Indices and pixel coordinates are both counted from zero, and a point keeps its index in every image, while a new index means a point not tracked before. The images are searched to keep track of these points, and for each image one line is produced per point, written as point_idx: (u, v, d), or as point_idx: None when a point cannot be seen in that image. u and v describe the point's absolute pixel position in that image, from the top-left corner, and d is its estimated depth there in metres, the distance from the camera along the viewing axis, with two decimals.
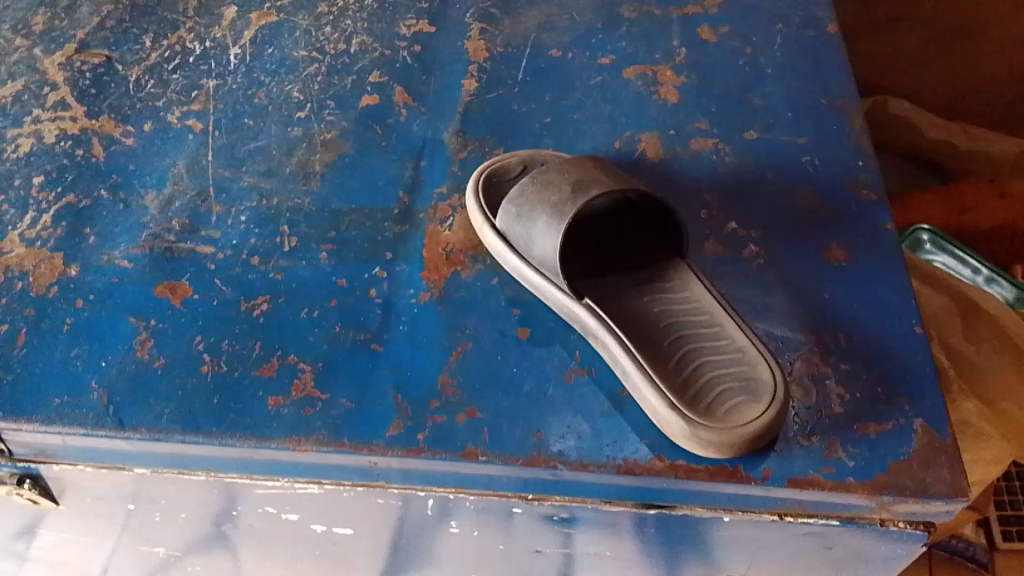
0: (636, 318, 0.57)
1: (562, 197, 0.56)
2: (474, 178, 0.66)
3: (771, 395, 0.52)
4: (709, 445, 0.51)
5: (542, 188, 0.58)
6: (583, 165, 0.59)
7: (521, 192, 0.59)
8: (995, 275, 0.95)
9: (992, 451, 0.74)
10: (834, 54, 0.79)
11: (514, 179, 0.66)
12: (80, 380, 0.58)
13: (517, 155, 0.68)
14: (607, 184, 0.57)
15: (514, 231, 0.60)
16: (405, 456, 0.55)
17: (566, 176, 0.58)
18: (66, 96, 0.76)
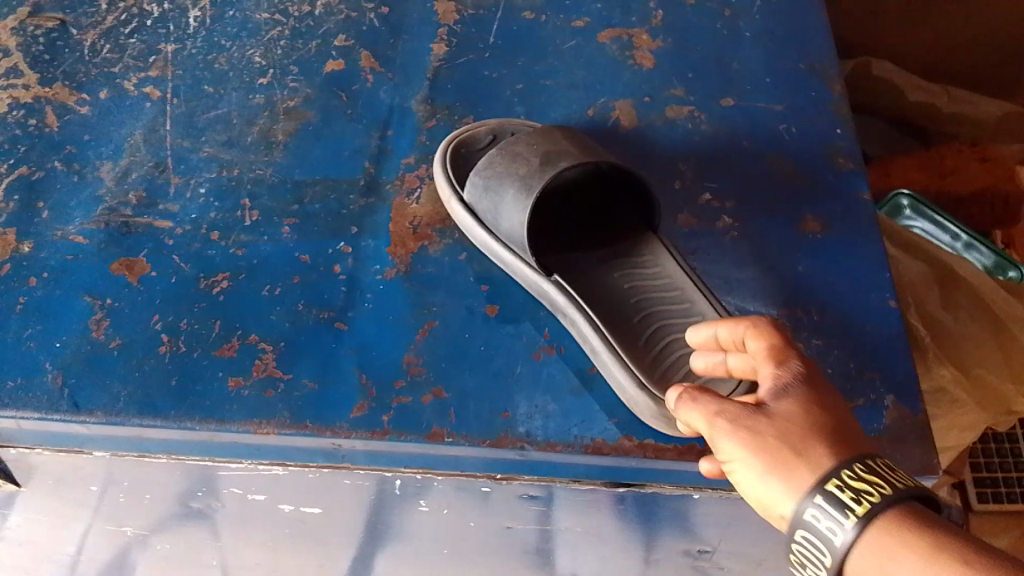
0: (606, 297, 0.55)
1: (531, 172, 0.55)
2: (442, 149, 0.64)
3: None
4: (677, 424, 0.50)
5: (511, 161, 0.57)
6: (552, 137, 0.58)
7: (489, 166, 0.58)
8: (973, 241, 0.93)
9: (967, 417, 0.74)
10: (816, 16, 0.77)
11: (483, 150, 0.64)
12: (33, 362, 0.56)
13: (487, 125, 0.66)
14: (577, 157, 0.55)
15: (481, 205, 0.58)
16: (369, 438, 0.53)
17: (535, 149, 0.57)
18: (18, 63, 0.72)
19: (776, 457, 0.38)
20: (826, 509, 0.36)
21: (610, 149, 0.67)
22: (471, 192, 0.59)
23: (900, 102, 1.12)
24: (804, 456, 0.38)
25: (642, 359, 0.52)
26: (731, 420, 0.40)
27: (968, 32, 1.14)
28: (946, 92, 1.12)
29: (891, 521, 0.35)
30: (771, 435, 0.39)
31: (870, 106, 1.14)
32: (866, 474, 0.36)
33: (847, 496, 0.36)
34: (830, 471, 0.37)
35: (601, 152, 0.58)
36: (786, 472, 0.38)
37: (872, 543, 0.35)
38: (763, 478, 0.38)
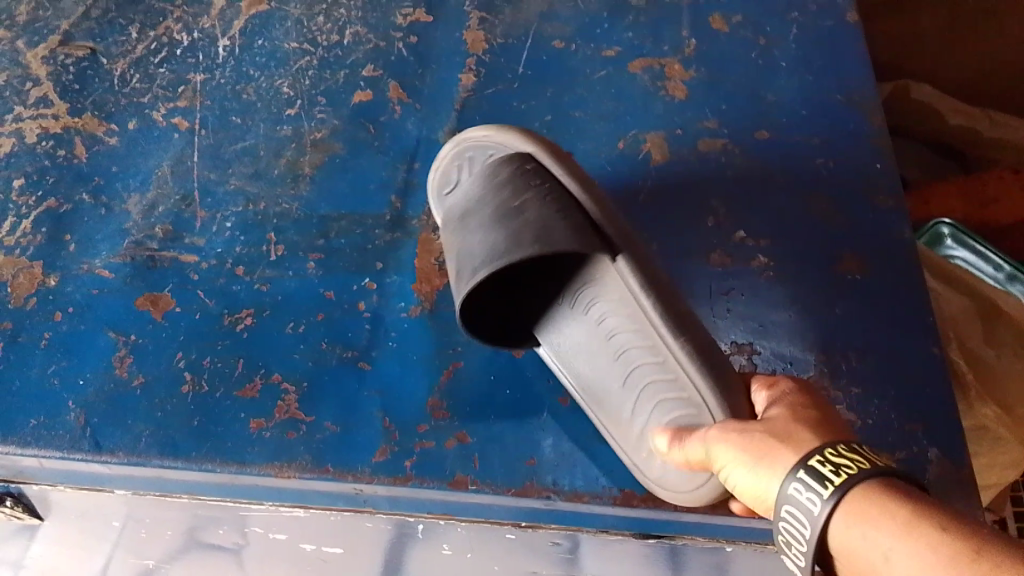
0: (589, 361, 0.52)
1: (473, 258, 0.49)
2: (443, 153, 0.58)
3: None
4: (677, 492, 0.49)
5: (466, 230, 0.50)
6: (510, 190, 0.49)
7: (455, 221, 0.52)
8: (1016, 273, 0.89)
9: (1008, 454, 0.72)
10: (854, 46, 0.75)
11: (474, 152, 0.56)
12: (56, 399, 0.56)
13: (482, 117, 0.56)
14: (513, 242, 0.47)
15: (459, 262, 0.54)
16: (391, 484, 0.52)
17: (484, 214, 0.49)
18: (48, 92, 0.73)
19: (744, 464, 0.41)
20: (806, 484, 0.39)
21: (641, 185, 0.66)
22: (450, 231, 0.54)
23: (939, 126, 1.09)
24: (765, 465, 0.40)
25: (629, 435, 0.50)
26: (708, 439, 0.43)
27: (1007, 59, 1.11)
28: (987, 116, 1.08)
29: (852, 507, 0.37)
30: (736, 444, 0.41)
31: (905, 128, 1.11)
32: (819, 466, 0.39)
33: (807, 494, 0.38)
34: (787, 473, 0.39)
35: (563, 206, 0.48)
36: (756, 473, 0.41)
37: (842, 529, 0.38)
38: (742, 484, 0.42)
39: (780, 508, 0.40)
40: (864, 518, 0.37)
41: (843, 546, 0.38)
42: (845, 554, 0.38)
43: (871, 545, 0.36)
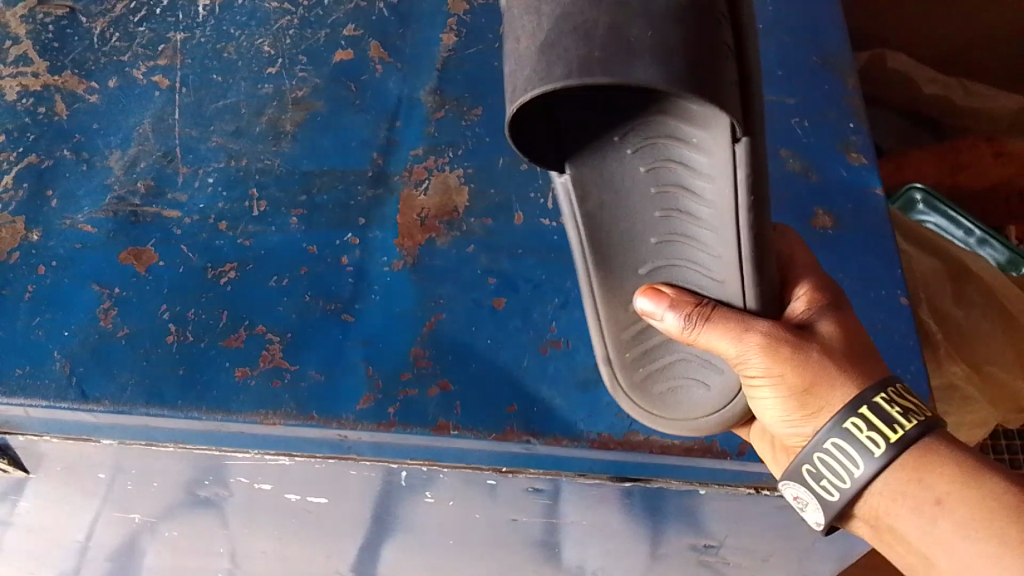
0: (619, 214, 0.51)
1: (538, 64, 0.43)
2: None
3: (724, 402, 0.52)
4: (649, 395, 0.53)
5: (531, 32, 0.44)
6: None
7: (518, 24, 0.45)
8: (987, 236, 0.91)
9: (980, 414, 0.75)
10: (832, 9, 0.76)
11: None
12: (42, 350, 0.57)
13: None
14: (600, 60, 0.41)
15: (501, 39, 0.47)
16: (375, 430, 0.54)
17: (547, 25, 0.43)
18: (27, 50, 0.72)
19: (791, 392, 0.46)
20: (852, 445, 0.44)
21: None
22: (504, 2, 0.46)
23: (914, 96, 1.10)
24: (815, 399, 0.46)
25: (619, 332, 0.53)
26: (744, 347, 0.46)
27: (983, 25, 1.12)
28: (960, 85, 1.10)
29: (917, 450, 0.43)
30: (782, 369, 0.46)
31: (883, 98, 1.12)
32: (885, 405, 0.44)
33: (865, 434, 0.44)
34: (840, 412, 0.45)
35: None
36: (795, 405, 0.47)
37: (898, 471, 0.43)
38: (779, 408, 0.47)
39: (829, 441, 0.45)
40: (928, 463, 0.43)
41: (892, 488, 0.43)
42: (889, 496, 0.44)
43: (919, 502, 0.42)
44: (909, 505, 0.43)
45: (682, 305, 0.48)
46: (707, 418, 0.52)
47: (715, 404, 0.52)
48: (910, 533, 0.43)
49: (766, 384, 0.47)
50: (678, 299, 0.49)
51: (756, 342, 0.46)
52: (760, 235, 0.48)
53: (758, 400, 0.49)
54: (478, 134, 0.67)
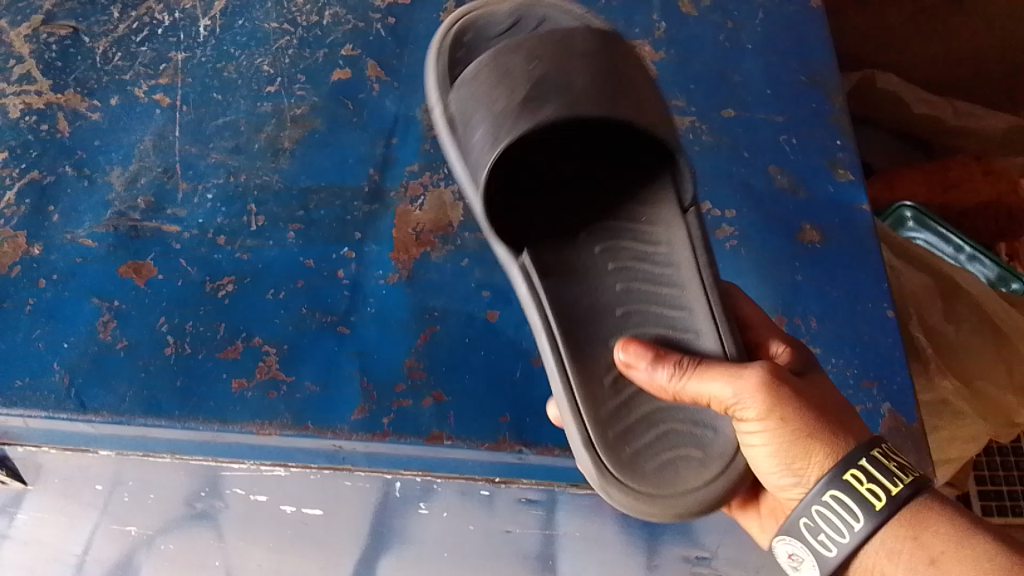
0: (580, 293, 0.52)
1: (510, 115, 0.48)
2: (438, 55, 0.61)
3: (721, 466, 0.46)
4: (640, 477, 0.45)
5: (506, 99, 0.48)
6: (548, 56, 0.49)
7: (479, 99, 0.50)
8: (976, 253, 0.91)
9: (970, 428, 0.73)
10: (820, 30, 0.77)
11: (493, 38, 0.62)
12: (42, 362, 0.58)
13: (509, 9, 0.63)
14: (566, 105, 0.47)
15: (461, 132, 0.52)
16: (370, 440, 0.54)
17: (522, 86, 0.48)
18: (32, 69, 0.74)
19: (791, 439, 0.43)
20: (849, 503, 0.42)
21: None
22: (456, 105, 0.53)
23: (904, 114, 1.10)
24: (813, 445, 0.43)
25: (598, 409, 0.47)
26: (742, 387, 0.43)
27: (972, 47, 1.13)
28: (950, 105, 1.11)
29: (912, 507, 0.42)
30: (779, 412, 0.43)
31: (875, 117, 1.13)
32: (883, 459, 0.42)
33: (866, 487, 0.42)
34: (839, 464, 0.43)
35: (621, 53, 0.51)
36: (793, 456, 0.44)
37: (894, 529, 0.42)
38: (772, 459, 0.44)
39: (828, 495, 0.43)
40: (922, 521, 0.42)
41: (888, 547, 0.42)
42: (885, 555, 0.42)
43: (914, 566, 0.41)
44: (904, 567, 0.41)
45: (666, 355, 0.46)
46: (708, 484, 0.45)
47: (713, 469, 0.45)
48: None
49: (760, 435, 0.44)
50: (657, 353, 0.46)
51: (755, 379, 0.43)
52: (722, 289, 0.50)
53: (751, 455, 0.46)
54: None
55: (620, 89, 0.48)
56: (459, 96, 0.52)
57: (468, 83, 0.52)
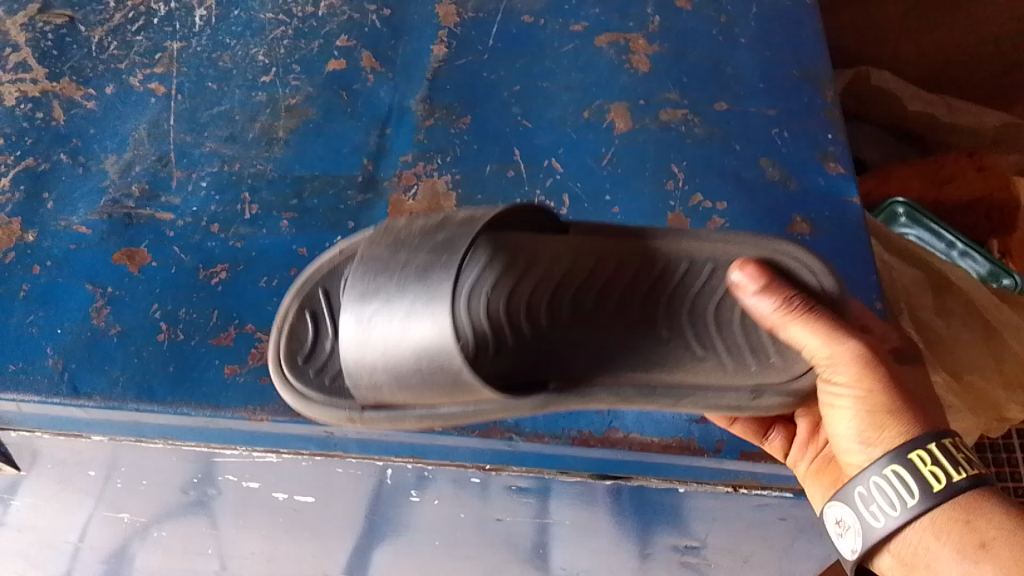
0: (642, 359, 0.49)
1: (413, 319, 0.45)
2: (285, 391, 0.51)
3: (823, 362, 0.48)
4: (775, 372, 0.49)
5: (393, 312, 0.46)
6: (369, 267, 0.47)
7: (381, 350, 0.46)
8: (969, 249, 0.91)
9: (964, 423, 0.73)
10: (813, 25, 0.78)
11: (316, 340, 0.52)
12: (35, 347, 0.59)
13: (293, 307, 0.53)
14: (424, 264, 0.46)
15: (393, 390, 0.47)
16: (360, 426, 0.54)
17: (384, 291, 0.46)
18: (27, 58, 0.74)
19: (870, 409, 0.44)
20: (903, 478, 0.43)
21: (604, 151, 0.68)
22: (367, 377, 0.47)
23: (898, 111, 1.11)
24: (890, 420, 0.44)
25: (738, 377, 0.49)
26: (837, 349, 0.44)
27: (966, 45, 1.13)
28: (944, 103, 1.11)
29: (968, 500, 0.42)
30: (867, 384, 0.44)
31: (867, 114, 1.13)
32: (952, 449, 0.43)
33: (928, 468, 0.42)
34: (908, 443, 0.43)
35: (403, 224, 0.49)
36: (869, 420, 0.44)
37: (947, 513, 0.42)
38: (851, 423, 0.45)
39: (889, 467, 0.43)
40: (978, 508, 0.42)
41: (937, 526, 0.43)
42: (928, 536, 0.43)
43: (947, 551, 0.42)
44: (951, 546, 0.42)
45: (779, 290, 0.45)
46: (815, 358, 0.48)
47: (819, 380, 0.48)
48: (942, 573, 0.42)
49: (843, 396, 0.45)
50: (774, 281, 0.46)
51: (847, 345, 0.44)
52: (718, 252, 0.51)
53: (831, 413, 0.47)
54: (466, 141, 0.68)
55: (434, 230, 0.47)
56: (367, 371, 0.47)
57: (362, 363, 0.47)
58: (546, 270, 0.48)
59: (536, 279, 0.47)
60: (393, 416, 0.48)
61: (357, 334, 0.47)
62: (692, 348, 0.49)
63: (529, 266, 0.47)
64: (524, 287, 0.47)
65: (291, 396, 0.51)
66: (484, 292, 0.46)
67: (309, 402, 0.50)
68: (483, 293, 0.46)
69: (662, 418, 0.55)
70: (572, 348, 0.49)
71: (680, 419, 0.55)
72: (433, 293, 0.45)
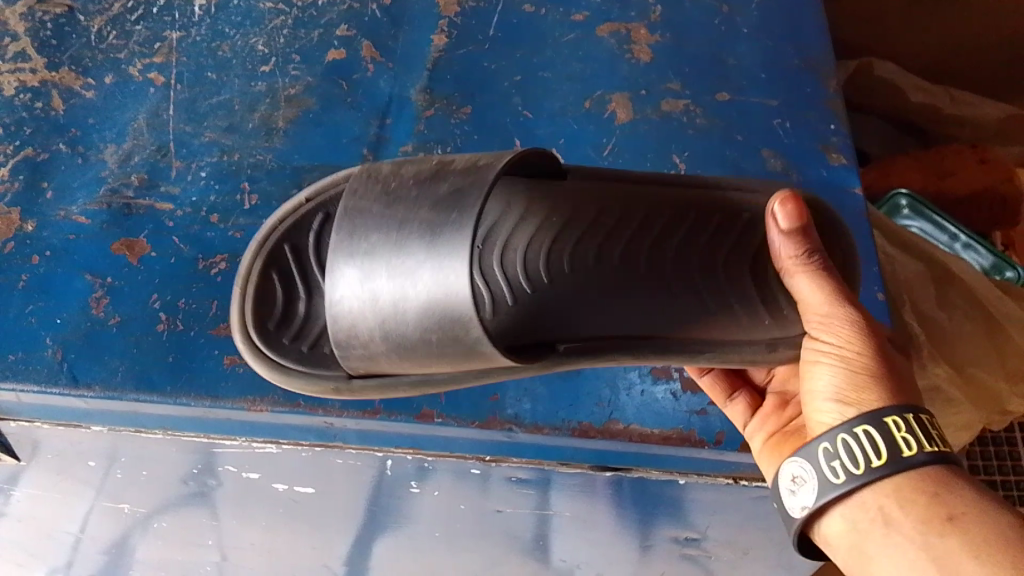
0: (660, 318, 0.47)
1: (418, 285, 0.43)
2: (256, 362, 0.50)
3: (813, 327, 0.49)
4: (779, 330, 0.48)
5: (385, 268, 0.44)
6: (361, 222, 0.45)
7: (381, 318, 0.44)
8: (972, 242, 0.91)
9: (964, 415, 0.74)
10: (816, 14, 0.77)
11: (286, 302, 0.51)
12: (34, 337, 0.59)
13: (256, 268, 0.52)
14: (428, 221, 0.44)
15: (384, 352, 0.45)
16: (360, 417, 0.54)
17: (376, 246, 0.44)
18: (26, 47, 0.74)
19: (852, 369, 0.45)
20: (872, 438, 0.42)
21: (605, 142, 0.68)
22: (362, 346, 0.45)
23: (900, 102, 1.10)
24: (872, 384, 0.44)
25: (748, 331, 0.48)
26: (840, 305, 0.45)
27: (970, 36, 1.12)
28: (947, 93, 1.10)
29: (935, 473, 0.42)
30: (860, 344, 0.44)
31: (869, 106, 1.12)
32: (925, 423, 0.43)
33: (902, 434, 0.42)
34: (885, 408, 0.43)
35: (390, 171, 0.47)
36: (849, 381, 0.45)
37: (914, 482, 0.42)
38: (830, 378, 0.46)
39: (860, 428, 0.43)
40: (946, 483, 0.41)
41: (901, 494, 0.42)
42: (889, 501, 0.42)
43: (907, 515, 0.41)
44: (916, 516, 0.41)
45: (809, 238, 0.45)
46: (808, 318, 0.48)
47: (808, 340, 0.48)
48: (900, 541, 0.42)
49: (830, 352, 0.46)
50: (809, 227, 0.46)
51: (851, 305, 0.45)
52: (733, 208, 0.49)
53: (810, 369, 0.47)
54: (467, 132, 0.68)
55: (430, 181, 0.45)
56: (363, 339, 0.45)
57: (356, 331, 0.45)
58: (578, 225, 0.47)
59: (572, 237, 0.47)
60: (383, 384, 0.48)
61: (357, 298, 0.45)
62: (704, 300, 0.48)
63: (573, 221, 0.47)
64: (564, 240, 0.47)
65: (265, 368, 0.50)
66: (524, 241, 0.46)
67: (287, 372, 0.49)
68: (517, 248, 0.46)
69: (661, 408, 0.55)
70: (585, 302, 0.47)
71: (680, 411, 0.55)
72: (445, 254, 0.43)
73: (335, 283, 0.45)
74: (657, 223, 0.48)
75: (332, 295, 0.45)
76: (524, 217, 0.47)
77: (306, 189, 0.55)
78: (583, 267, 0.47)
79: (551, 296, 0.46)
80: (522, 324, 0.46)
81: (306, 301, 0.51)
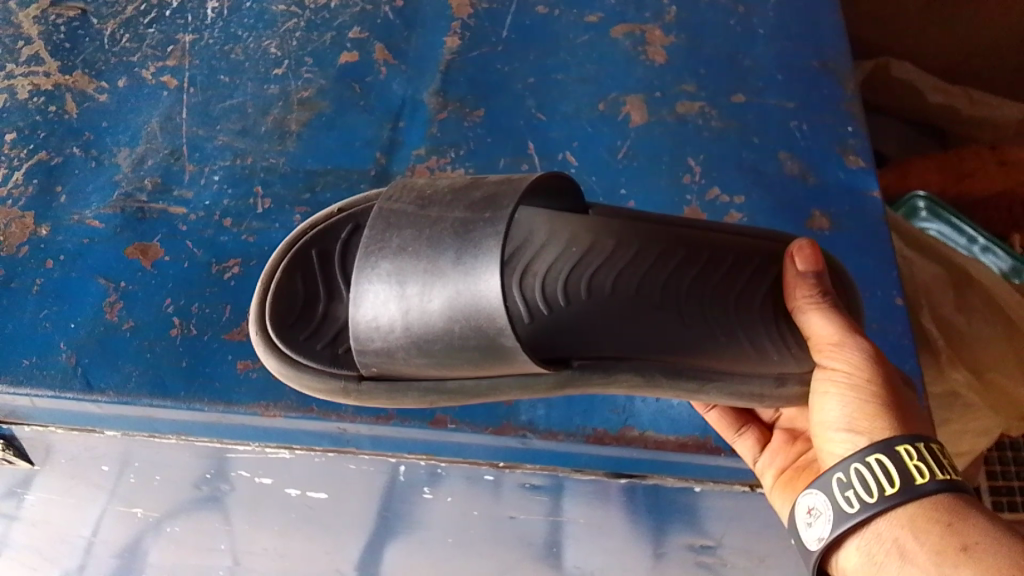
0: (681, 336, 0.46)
1: (446, 280, 0.44)
2: (269, 357, 0.50)
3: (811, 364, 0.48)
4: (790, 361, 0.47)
5: (416, 261, 0.44)
6: (394, 222, 0.46)
7: (406, 310, 0.44)
8: (990, 244, 0.88)
9: (980, 422, 0.73)
10: (833, 14, 0.76)
11: (306, 302, 0.51)
12: (49, 341, 0.58)
13: (280, 267, 0.53)
14: (463, 220, 0.44)
15: (405, 350, 0.45)
16: (374, 423, 0.54)
17: (409, 245, 0.45)
18: (40, 51, 0.74)
19: (863, 399, 0.45)
20: (886, 467, 0.42)
21: (619, 145, 0.67)
22: (381, 340, 0.45)
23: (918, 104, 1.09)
24: (885, 414, 0.44)
25: (758, 365, 0.48)
26: (850, 337, 0.45)
27: (988, 35, 1.11)
28: (965, 94, 1.07)
29: (950, 503, 0.41)
30: (868, 371, 0.44)
31: (887, 107, 1.11)
32: (937, 454, 0.42)
33: (914, 462, 0.42)
34: (896, 437, 0.43)
35: (424, 182, 0.48)
36: (859, 408, 0.45)
37: (926, 512, 0.41)
38: (841, 408, 0.45)
39: (873, 456, 0.43)
40: (961, 513, 0.41)
41: (915, 524, 0.41)
42: (903, 533, 0.42)
43: (922, 545, 0.41)
44: (931, 546, 0.40)
45: (826, 281, 0.46)
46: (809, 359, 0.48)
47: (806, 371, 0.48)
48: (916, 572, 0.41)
49: (839, 381, 0.45)
50: (825, 272, 0.46)
51: (861, 338, 0.45)
52: (754, 244, 0.49)
53: (820, 399, 0.47)
54: (480, 135, 0.67)
55: (466, 189, 0.46)
56: (383, 332, 0.45)
57: (377, 325, 0.45)
58: (603, 248, 0.46)
59: (596, 260, 0.46)
60: (393, 388, 0.48)
61: (384, 292, 0.45)
62: (716, 335, 0.46)
63: (595, 246, 0.46)
64: (588, 263, 0.46)
65: (277, 361, 0.49)
66: (547, 264, 0.46)
67: (299, 368, 0.49)
68: (539, 273, 0.46)
69: (677, 415, 0.55)
70: (607, 330, 0.46)
71: (695, 419, 0.55)
72: (476, 250, 0.43)
73: (363, 277, 0.45)
74: (681, 254, 0.47)
75: (356, 294, 0.45)
76: (550, 247, 0.46)
77: (338, 204, 0.56)
78: (605, 291, 0.46)
79: (573, 317, 0.46)
80: (549, 344, 0.46)
81: (327, 302, 0.51)
